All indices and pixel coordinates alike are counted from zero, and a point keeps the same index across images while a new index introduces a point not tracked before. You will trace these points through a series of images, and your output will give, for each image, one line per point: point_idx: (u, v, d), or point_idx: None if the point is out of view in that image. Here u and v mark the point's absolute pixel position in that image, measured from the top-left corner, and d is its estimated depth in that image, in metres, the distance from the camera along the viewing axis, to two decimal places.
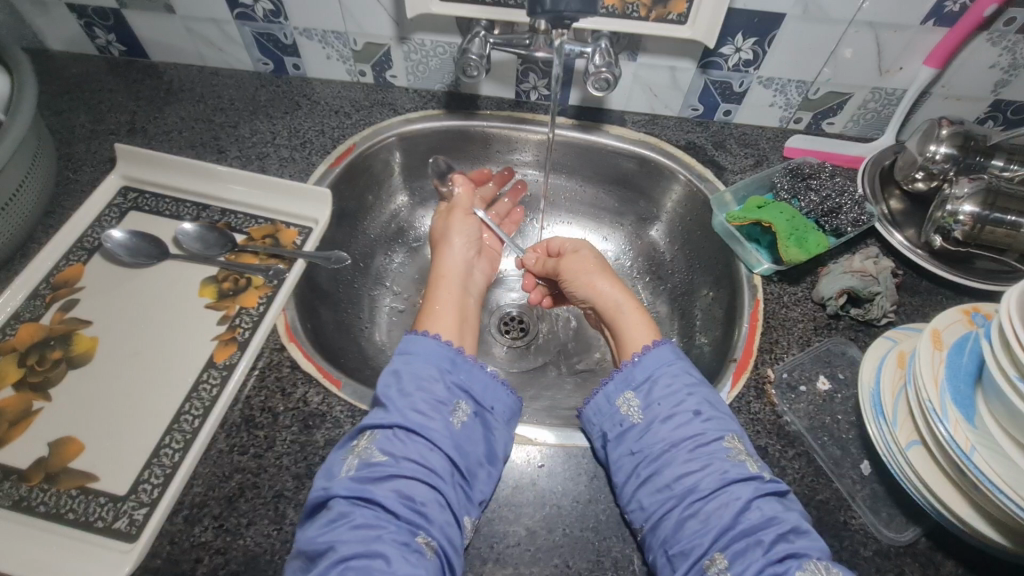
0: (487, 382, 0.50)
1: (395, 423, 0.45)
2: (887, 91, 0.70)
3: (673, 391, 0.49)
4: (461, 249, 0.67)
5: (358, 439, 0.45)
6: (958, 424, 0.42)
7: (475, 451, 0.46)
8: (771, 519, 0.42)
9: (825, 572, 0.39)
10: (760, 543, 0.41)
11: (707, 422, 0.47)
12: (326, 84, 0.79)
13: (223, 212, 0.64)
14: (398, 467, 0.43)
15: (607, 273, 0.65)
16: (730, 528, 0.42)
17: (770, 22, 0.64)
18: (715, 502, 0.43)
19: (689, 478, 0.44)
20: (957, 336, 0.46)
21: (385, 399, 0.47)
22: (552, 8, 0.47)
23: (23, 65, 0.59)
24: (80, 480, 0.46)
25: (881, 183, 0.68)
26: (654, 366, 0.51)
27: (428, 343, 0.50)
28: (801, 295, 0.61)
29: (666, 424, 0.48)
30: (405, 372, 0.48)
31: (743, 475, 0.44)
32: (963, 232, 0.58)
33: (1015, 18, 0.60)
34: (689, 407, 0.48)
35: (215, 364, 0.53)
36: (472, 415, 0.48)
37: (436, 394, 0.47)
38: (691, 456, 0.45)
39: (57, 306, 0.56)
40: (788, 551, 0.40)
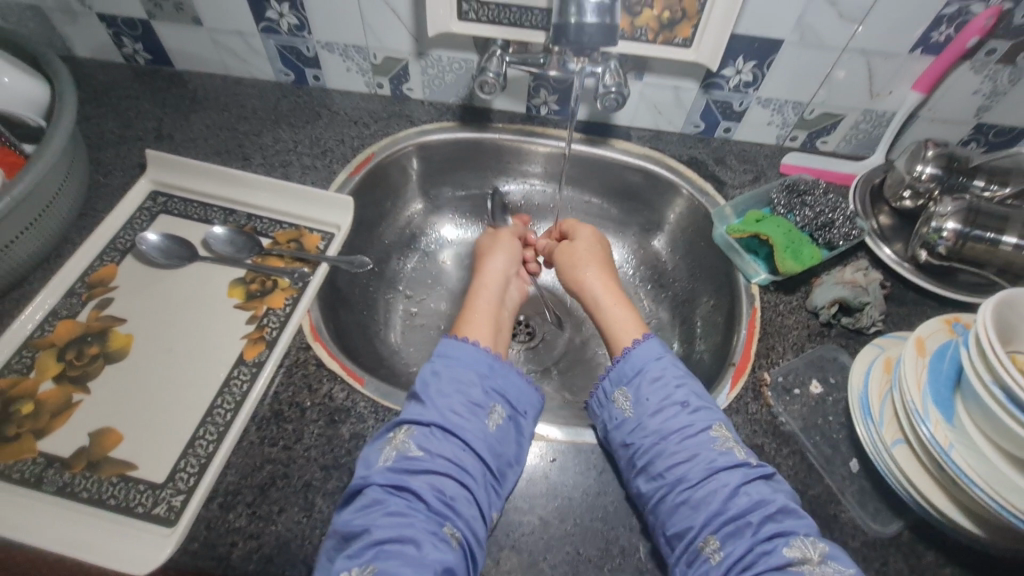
0: (520, 387, 0.52)
1: (433, 421, 0.47)
2: (878, 113, 0.75)
3: (661, 385, 0.52)
4: (502, 263, 0.69)
5: (395, 432, 0.48)
6: (938, 425, 0.46)
7: (505, 452, 0.48)
8: (759, 501, 0.45)
9: (811, 548, 0.43)
10: (749, 525, 0.44)
11: (695, 414, 0.50)
12: (345, 96, 0.82)
13: (249, 217, 0.67)
14: (433, 462, 0.46)
15: (602, 264, 0.69)
16: (721, 513, 0.45)
17: (769, 47, 0.68)
18: (704, 489, 0.46)
19: (679, 467, 0.47)
20: (939, 343, 0.50)
21: (422, 396, 0.49)
22: (575, 39, 0.50)
23: (61, 73, 0.61)
24: (120, 468, 0.49)
25: (871, 199, 0.73)
26: (645, 361, 0.54)
27: (467, 348, 0.52)
28: (796, 304, 0.65)
29: (654, 416, 0.50)
30: (445, 374, 0.50)
31: (732, 462, 0.47)
32: (946, 247, 0.62)
33: (996, 50, 0.65)
34: (678, 400, 0.51)
35: (245, 361, 0.56)
36: (506, 419, 0.50)
37: (472, 396, 0.49)
38: (680, 447, 0.48)
39: (92, 304, 0.59)
40: (776, 530, 0.44)
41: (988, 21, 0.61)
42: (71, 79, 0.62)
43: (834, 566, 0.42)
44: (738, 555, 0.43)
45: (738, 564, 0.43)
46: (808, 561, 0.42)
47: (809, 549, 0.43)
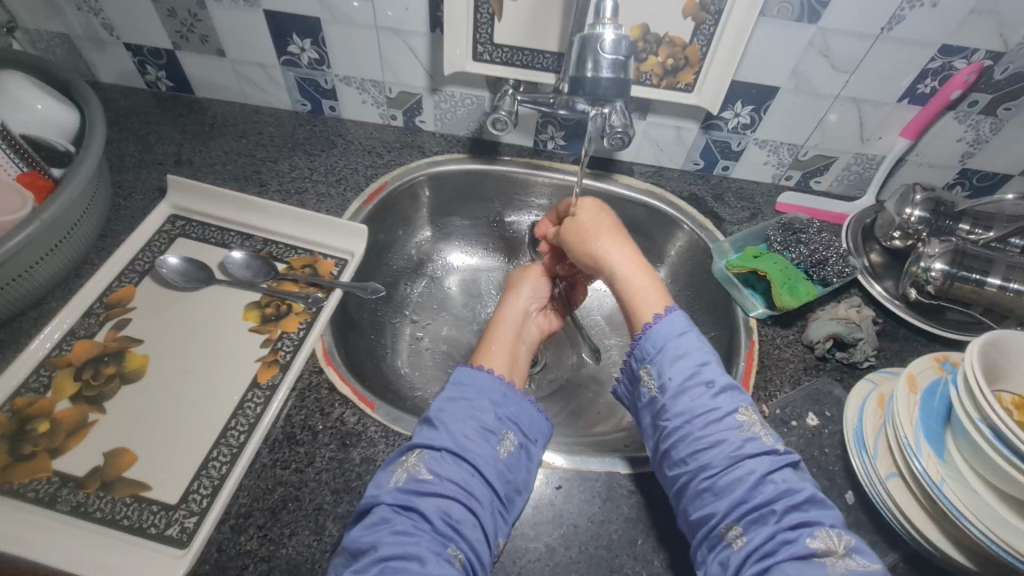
0: (532, 415, 0.54)
1: (444, 445, 0.49)
2: (868, 157, 0.78)
3: (686, 364, 0.51)
4: (525, 299, 0.70)
5: (408, 455, 0.49)
6: (930, 459, 0.48)
7: (514, 478, 0.50)
8: (785, 489, 0.45)
9: (836, 540, 0.42)
10: (773, 514, 0.44)
11: (721, 397, 0.49)
12: (360, 126, 0.85)
13: (265, 242, 0.69)
14: (441, 485, 0.47)
15: (615, 230, 0.62)
16: (745, 500, 0.44)
17: (766, 93, 0.72)
18: (728, 475, 0.46)
19: (703, 451, 0.47)
20: (930, 381, 0.52)
21: (435, 420, 0.51)
22: (591, 91, 0.52)
23: (97, 124, 0.63)
24: (134, 488, 0.50)
25: (863, 238, 0.76)
26: (672, 335, 0.52)
27: (483, 376, 0.54)
28: (792, 338, 0.67)
29: (679, 396, 0.50)
30: (459, 401, 0.52)
31: (757, 448, 0.46)
32: (935, 287, 0.65)
33: (977, 102, 0.69)
34: (702, 383, 0.50)
35: (259, 384, 0.57)
36: (518, 446, 0.51)
37: (485, 423, 0.51)
38: (705, 431, 0.47)
39: (110, 324, 0.60)
40: (800, 520, 0.43)
41: (970, 76, 0.65)
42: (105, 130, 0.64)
43: (859, 559, 0.42)
44: (760, 542, 0.43)
45: (758, 551, 0.42)
46: (832, 553, 0.42)
47: (834, 540, 0.42)
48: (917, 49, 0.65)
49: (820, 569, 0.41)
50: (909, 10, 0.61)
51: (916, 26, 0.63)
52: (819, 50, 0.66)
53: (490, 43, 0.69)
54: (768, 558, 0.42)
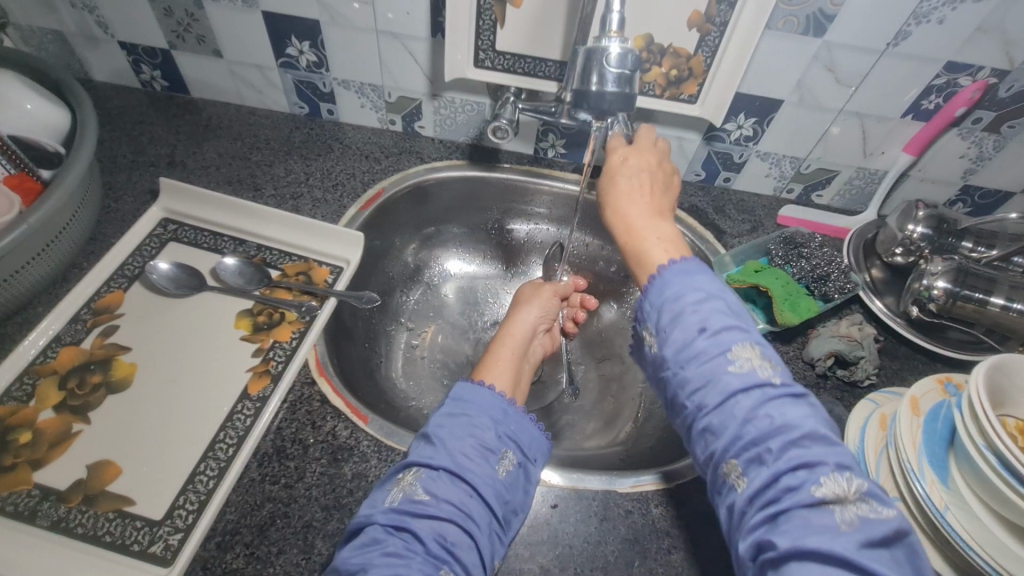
0: (532, 434, 0.53)
1: (441, 464, 0.48)
2: (871, 171, 0.78)
3: (676, 306, 0.44)
4: (536, 316, 0.70)
5: (404, 473, 0.48)
6: (933, 485, 0.47)
7: (512, 499, 0.49)
8: (785, 426, 0.37)
9: (845, 483, 0.35)
10: (770, 454, 0.37)
11: (715, 335, 0.42)
12: (357, 130, 0.84)
13: (259, 248, 0.68)
14: (438, 507, 0.45)
15: (651, 178, 0.58)
16: (738, 440, 0.38)
17: (769, 105, 0.71)
18: (721, 416, 0.39)
19: (695, 394, 0.41)
20: (932, 403, 0.52)
21: (434, 437, 0.50)
22: (595, 105, 0.51)
23: (87, 131, 0.61)
24: (117, 503, 0.48)
25: (864, 254, 0.75)
26: (667, 275, 0.46)
27: (482, 392, 0.53)
28: (793, 354, 0.67)
29: (669, 339, 0.43)
30: (459, 417, 0.51)
31: (752, 383, 0.39)
32: (937, 305, 0.64)
33: (981, 118, 0.68)
34: (693, 322, 0.43)
35: (249, 396, 0.56)
36: (516, 465, 0.50)
37: (485, 441, 0.50)
38: (694, 372, 0.41)
39: (97, 331, 0.58)
40: (801, 460, 0.36)
41: (974, 94, 0.64)
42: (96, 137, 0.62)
43: (870, 502, 0.35)
44: (759, 488, 0.37)
45: (756, 497, 0.37)
46: (841, 499, 0.34)
47: (843, 484, 0.35)
48: (923, 65, 0.64)
49: (821, 513, 0.34)
50: (915, 26, 0.61)
51: (922, 43, 0.62)
52: (824, 64, 0.66)
53: (492, 49, 0.68)
54: (772, 506, 0.36)
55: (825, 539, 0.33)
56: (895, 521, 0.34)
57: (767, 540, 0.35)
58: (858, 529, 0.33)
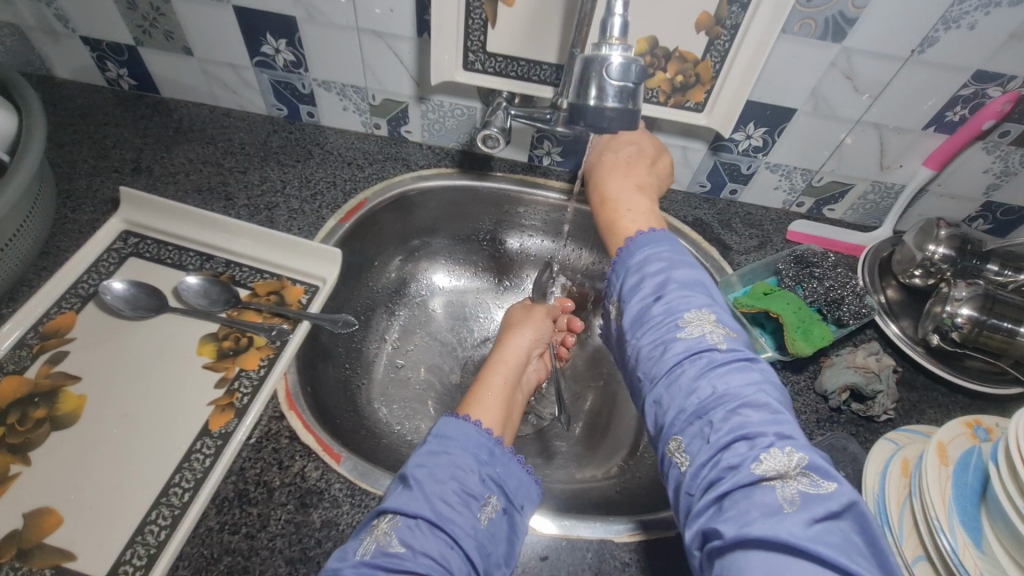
0: (520, 478, 0.48)
1: (421, 512, 0.42)
2: (887, 185, 0.73)
3: (639, 284, 0.48)
4: (531, 340, 0.65)
5: (379, 521, 0.43)
6: (966, 548, 0.42)
7: (496, 553, 0.44)
8: (729, 399, 0.39)
9: (783, 456, 0.36)
10: (711, 427, 0.39)
11: (672, 312, 0.45)
12: (340, 134, 0.79)
13: (227, 264, 0.63)
14: (414, 561, 0.40)
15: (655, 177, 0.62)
16: (684, 413, 0.40)
17: (782, 114, 0.66)
18: (671, 390, 0.42)
19: (650, 367, 0.44)
20: (961, 450, 0.47)
21: (412, 480, 0.45)
22: (594, 120, 0.46)
23: (29, 156, 0.55)
24: (55, 558, 0.43)
25: (880, 273, 0.70)
26: (636, 251, 0.50)
27: (468, 429, 0.48)
28: (804, 384, 0.62)
29: (630, 312, 0.47)
30: (441, 458, 0.46)
31: (700, 353, 0.42)
32: (961, 334, 0.60)
33: (1009, 132, 0.63)
34: (650, 295, 0.47)
35: (210, 433, 0.51)
36: (500, 512, 0.45)
37: (468, 486, 0.45)
38: (652, 343, 0.45)
39: (44, 358, 0.53)
40: (740, 433, 0.37)
41: (1004, 106, 0.59)
42: (38, 163, 0.56)
43: (809, 475, 0.35)
44: (701, 462, 0.38)
45: (699, 470, 0.38)
46: (779, 474, 0.35)
47: (782, 458, 0.36)
48: (950, 74, 0.59)
49: (760, 488, 0.35)
50: (944, 31, 0.56)
51: (949, 50, 0.57)
52: (842, 71, 0.60)
53: (483, 51, 0.63)
54: (713, 483, 0.37)
55: (765, 518, 0.33)
56: (832, 497, 0.34)
57: (713, 528, 0.35)
58: (796, 505, 0.34)
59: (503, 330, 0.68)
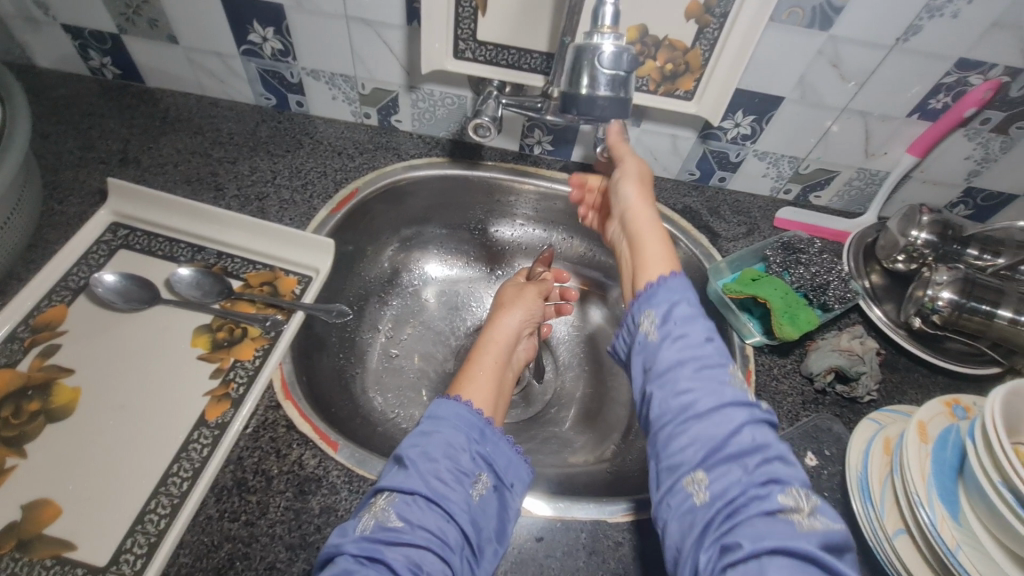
0: (509, 457, 0.49)
1: (416, 488, 0.43)
2: (871, 172, 0.74)
3: (686, 317, 0.47)
4: (520, 320, 0.65)
5: (376, 499, 0.44)
6: (943, 521, 0.44)
7: (487, 527, 0.45)
8: (766, 449, 0.40)
9: (805, 500, 0.38)
10: (744, 466, 0.39)
11: (717, 356, 0.45)
12: (329, 124, 0.78)
13: (219, 255, 0.63)
14: (414, 534, 0.41)
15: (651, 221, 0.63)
16: (718, 448, 0.40)
17: (769, 103, 0.67)
18: (707, 427, 0.41)
19: (687, 395, 0.43)
20: (940, 429, 0.49)
21: (407, 458, 0.46)
22: (588, 111, 0.46)
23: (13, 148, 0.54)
24: (56, 548, 0.44)
25: (864, 258, 0.72)
26: (688, 284, 0.49)
27: (459, 409, 0.49)
28: (790, 368, 0.63)
29: (677, 341, 0.46)
30: (434, 437, 0.47)
31: (742, 399, 0.42)
32: (941, 317, 0.61)
33: (990, 119, 0.65)
34: (702, 331, 0.46)
35: (207, 423, 0.51)
36: (491, 490, 0.47)
37: (459, 463, 0.46)
38: (693, 376, 0.44)
39: (36, 351, 0.53)
40: (772, 478, 0.38)
41: (986, 94, 0.61)
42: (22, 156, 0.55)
43: (825, 521, 0.37)
44: (726, 494, 0.38)
45: (726, 505, 0.38)
46: (800, 512, 0.37)
47: (802, 499, 0.38)
48: (933, 62, 0.60)
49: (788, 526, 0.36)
50: (927, 20, 0.57)
51: (933, 38, 0.58)
52: (828, 59, 0.61)
53: (473, 39, 0.63)
54: (736, 515, 0.37)
55: (790, 544, 0.35)
56: (841, 546, 0.37)
57: (733, 540, 0.36)
58: (816, 542, 0.35)
59: (492, 310, 0.68)
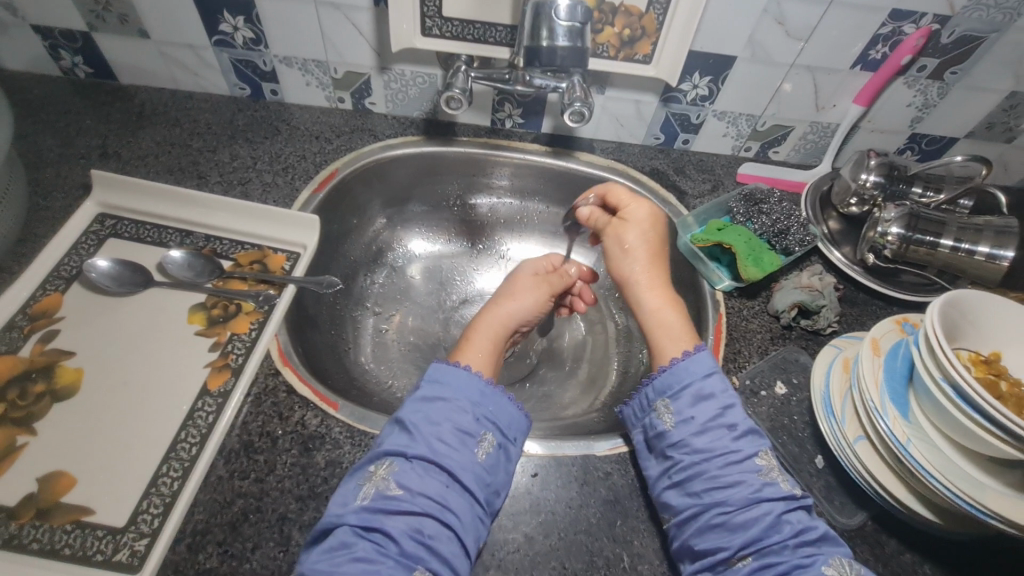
0: (512, 414, 0.51)
1: (416, 454, 0.47)
2: (823, 125, 0.79)
3: (707, 399, 0.51)
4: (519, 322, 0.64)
5: (375, 467, 0.47)
6: (896, 420, 0.48)
7: (494, 481, 0.48)
8: (802, 529, 0.45)
9: (847, 568, 0.43)
10: (787, 547, 0.44)
11: (742, 439, 0.49)
12: (305, 110, 0.80)
13: (208, 238, 0.65)
14: (412, 501, 0.45)
15: (662, 273, 0.63)
16: (759, 537, 0.44)
17: (723, 63, 0.71)
18: (746, 515, 0.45)
19: (721, 491, 0.47)
20: (891, 343, 0.54)
21: (408, 424, 0.49)
22: (548, 61, 0.52)
23: None
24: (75, 514, 0.46)
25: (821, 205, 0.77)
26: (701, 373, 0.52)
27: (459, 373, 0.52)
28: (758, 308, 0.68)
29: (702, 434, 0.49)
30: (435, 403, 0.50)
31: (774, 489, 0.46)
32: (892, 250, 0.67)
33: (926, 66, 0.70)
34: (725, 423, 0.49)
35: (210, 392, 0.54)
36: (497, 447, 0.49)
37: (462, 424, 0.49)
38: (723, 471, 0.47)
39: (36, 337, 0.55)
40: (813, 552, 0.44)
41: (920, 41, 0.65)
42: None
43: None
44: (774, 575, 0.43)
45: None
46: None
47: (845, 569, 0.43)
48: (868, 14, 0.65)
49: None
50: None
51: None
52: (774, 17, 0.65)
53: (440, 16, 0.66)
54: None
55: None
56: None
57: None
58: None
59: (499, 296, 0.66)
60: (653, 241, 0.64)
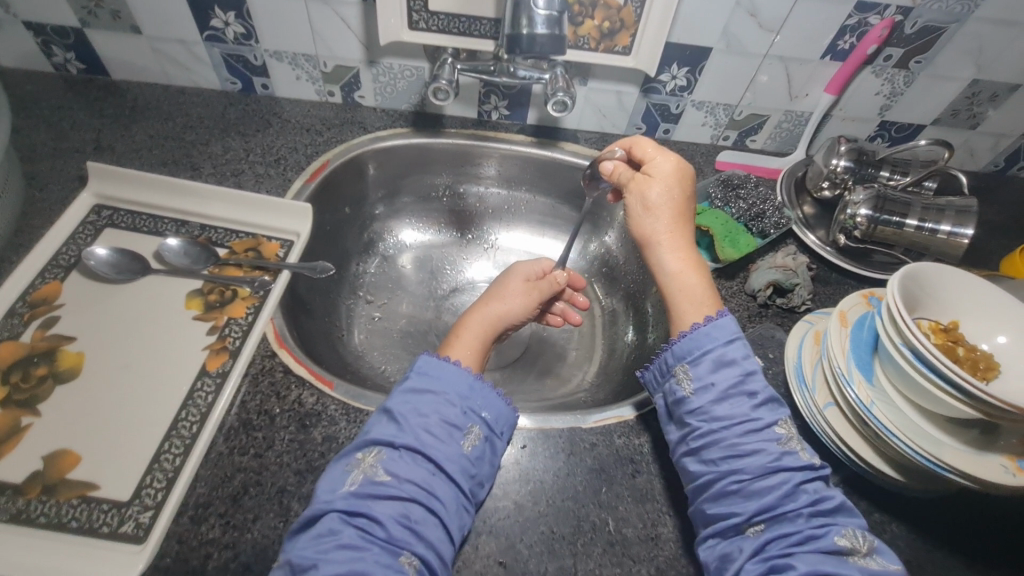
0: (500, 409, 0.53)
1: (402, 444, 0.48)
2: (797, 113, 0.82)
3: (728, 365, 0.51)
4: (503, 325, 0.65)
5: (363, 454, 0.48)
6: (861, 384, 0.52)
7: (478, 472, 0.50)
8: (818, 499, 0.46)
9: (859, 539, 0.44)
10: (800, 515, 0.45)
11: (761, 408, 0.50)
12: (295, 104, 0.82)
13: (203, 228, 0.67)
14: (399, 488, 0.46)
15: (684, 232, 0.60)
16: (773, 504, 0.45)
17: (700, 54, 0.74)
18: (762, 483, 0.46)
19: (739, 458, 0.47)
20: (858, 314, 0.57)
21: (397, 415, 0.50)
22: (528, 48, 0.55)
23: None
24: (80, 489, 0.48)
25: (796, 191, 0.80)
26: (723, 341, 0.52)
27: (448, 368, 0.53)
28: (736, 288, 0.71)
29: (722, 403, 0.50)
30: (423, 393, 0.51)
31: (791, 458, 0.47)
32: (861, 231, 0.70)
33: (892, 56, 0.73)
34: (745, 391, 0.50)
35: (209, 373, 0.55)
36: (482, 439, 0.51)
37: (448, 417, 0.50)
38: (742, 439, 0.48)
39: (35, 324, 0.56)
40: (826, 521, 0.45)
41: (882, 31, 0.69)
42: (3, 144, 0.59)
43: (879, 558, 0.44)
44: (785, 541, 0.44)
45: (785, 552, 0.43)
46: (856, 551, 0.43)
47: (858, 540, 0.44)
48: (835, 6, 0.68)
49: (846, 564, 0.42)
50: None
51: None
52: (746, 10, 0.68)
53: (426, 10, 0.68)
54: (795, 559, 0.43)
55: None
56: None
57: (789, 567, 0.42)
58: None
59: (483, 297, 0.67)
60: (675, 198, 0.60)
